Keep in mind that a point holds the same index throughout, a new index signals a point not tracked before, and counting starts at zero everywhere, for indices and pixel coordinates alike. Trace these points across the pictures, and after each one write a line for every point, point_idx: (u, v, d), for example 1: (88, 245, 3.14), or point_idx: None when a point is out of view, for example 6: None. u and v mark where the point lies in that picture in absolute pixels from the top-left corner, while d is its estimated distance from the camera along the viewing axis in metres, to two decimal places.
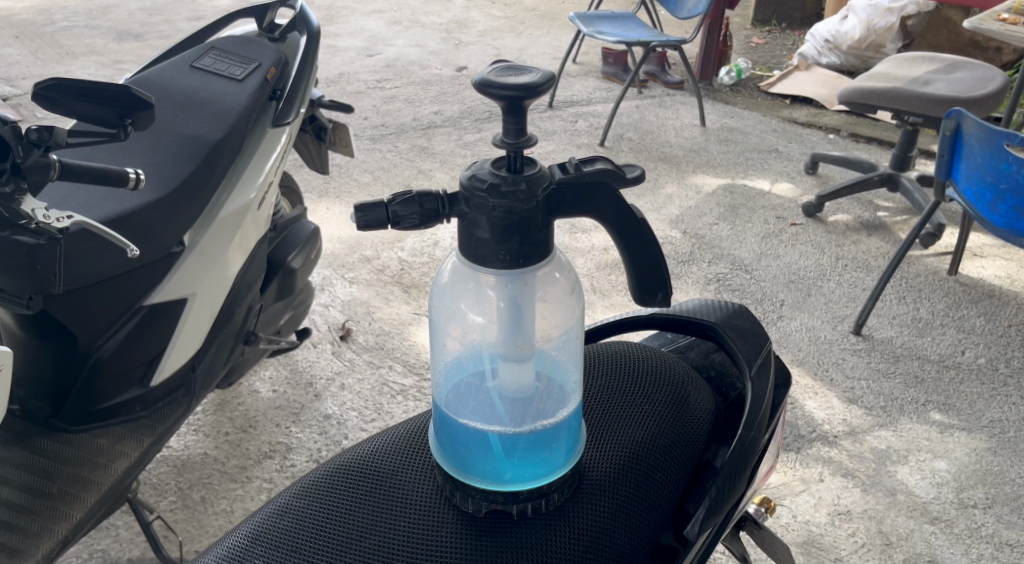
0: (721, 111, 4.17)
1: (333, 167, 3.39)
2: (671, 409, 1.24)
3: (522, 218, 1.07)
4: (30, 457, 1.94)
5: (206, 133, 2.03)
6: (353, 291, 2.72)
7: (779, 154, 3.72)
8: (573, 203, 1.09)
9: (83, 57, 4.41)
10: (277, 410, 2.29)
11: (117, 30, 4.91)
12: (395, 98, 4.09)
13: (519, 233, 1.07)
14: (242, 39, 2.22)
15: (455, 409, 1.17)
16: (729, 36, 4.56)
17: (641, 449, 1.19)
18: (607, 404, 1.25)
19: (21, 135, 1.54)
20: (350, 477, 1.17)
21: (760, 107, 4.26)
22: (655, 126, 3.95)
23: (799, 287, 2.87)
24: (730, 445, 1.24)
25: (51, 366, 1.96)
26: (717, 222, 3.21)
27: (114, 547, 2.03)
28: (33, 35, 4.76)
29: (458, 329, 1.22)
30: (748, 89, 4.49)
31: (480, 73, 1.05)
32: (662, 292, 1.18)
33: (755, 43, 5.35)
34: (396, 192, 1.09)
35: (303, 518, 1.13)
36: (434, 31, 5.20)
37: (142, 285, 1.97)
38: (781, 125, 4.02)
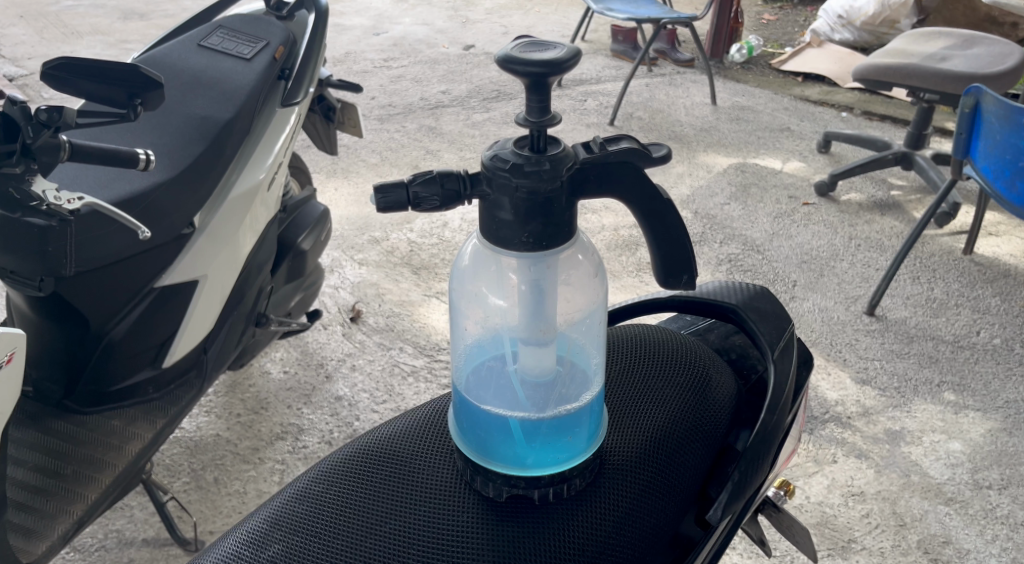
0: (731, 89, 4.14)
1: (341, 147, 3.36)
2: (693, 393, 1.22)
3: (546, 198, 1.06)
4: (44, 437, 1.94)
5: (216, 114, 2.01)
6: (363, 273, 2.71)
7: (790, 133, 3.70)
8: (597, 182, 1.08)
9: (89, 37, 4.37)
10: (289, 391, 2.27)
11: (122, 9, 4.87)
12: (402, 77, 4.06)
13: (543, 214, 1.07)
14: (249, 17, 2.19)
15: (476, 393, 1.17)
16: (740, 13, 4.51)
17: (664, 433, 1.18)
18: (628, 389, 1.24)
19: (30, 116, 1.54)
20: (369, 460, 1.16)
21: (772, 85, 4.22)
22: (664, 105, 3.92)
23: (812, 267, 2.85)
24: (752, 430, 1.23)
25: (63, 349, 1.95)
26: (728, 202, 3.18)
27: (128, 528, 2.03)
28: (38, 15, 4.72)
29: (479, 311, 1.22)
30: (759, 67, 4.46)
31: (503, 49, 1.04)
32: (687, 275, 1.17)
33: (767, 20, 5.30)
34: (416, 172, 1.07)
35: (322, 500, 1.13)
36: (441, 9, 5.15)
37: (152, 267, 1.96)
38: (792, 104, 3.99)
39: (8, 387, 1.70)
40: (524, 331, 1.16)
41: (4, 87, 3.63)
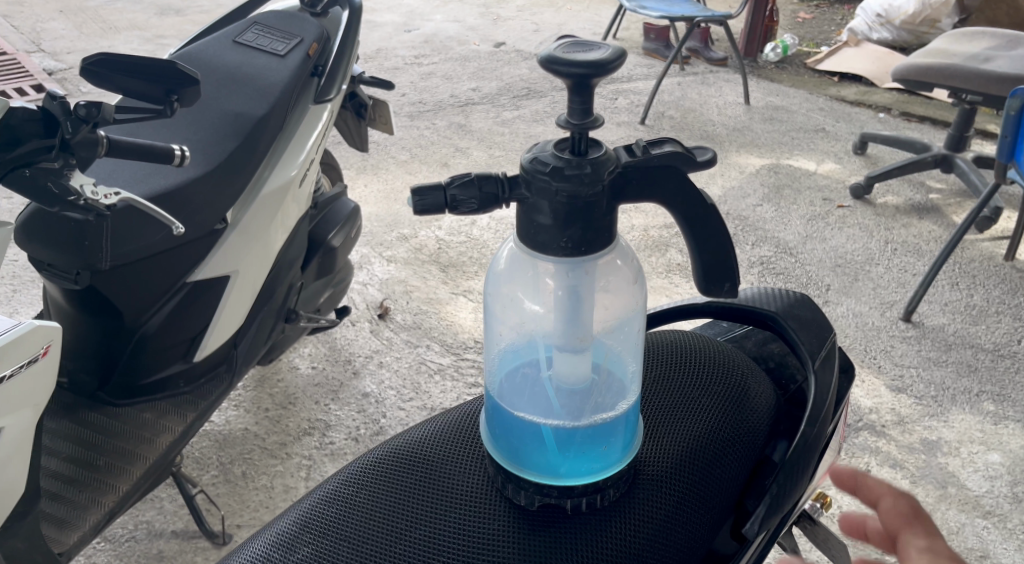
0: (765, 89, 4.11)
1: (371, 144, 3.37)
2: (730, 402, 1.22)
3: (586, 202, 1.07)
4: (78, 429, 1.96)
5: (250, 110, 2.02)
6: (391, 270, 2.71)
7: (825, 134, 3.66)
8: (638, 187, 1.10)
9: (126, 32, 4.40)
10: (316, 387, 2.28)
11: (158, 4, 4.90)
12: (432, 74, 4.06)
13: (583, 219, 1.08)
14: (284, 13, 2.20)
15: (510, 399, 1.17)
16: (776, 11, 4.47)
17: (700, 443, 1.17)
18: (662, 397, 1.24)
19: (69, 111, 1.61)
20: (399, 464, 1.17)
21: (807, 84, 4.18)
22: (697, 104, 3.89)
23: (846, 271, 2.82)
24: (790, 441, 1.22)
25: (98, 343, 1.97)
26: (761, 204, 3.15)
27: (158, 519, 2.05)
28: (75, 9, 4.76)
29: (515, 316, 1.23)
30: (794, 66, 4.42)
31: (546, 51, 1.06)
32: (729, 283, 1.19)
33: (802, 19, 5.24)
34: (455, 175, 1.09)
35: (350, 503, 1.13)
36: (472, 7, 5.14)
37: (184, 262, 1.97)
38: (828, 104, 3.95)
39: (45, 380, 1.72)
40: (561, 338, 1.16)
41: (43, 82, 3.66)
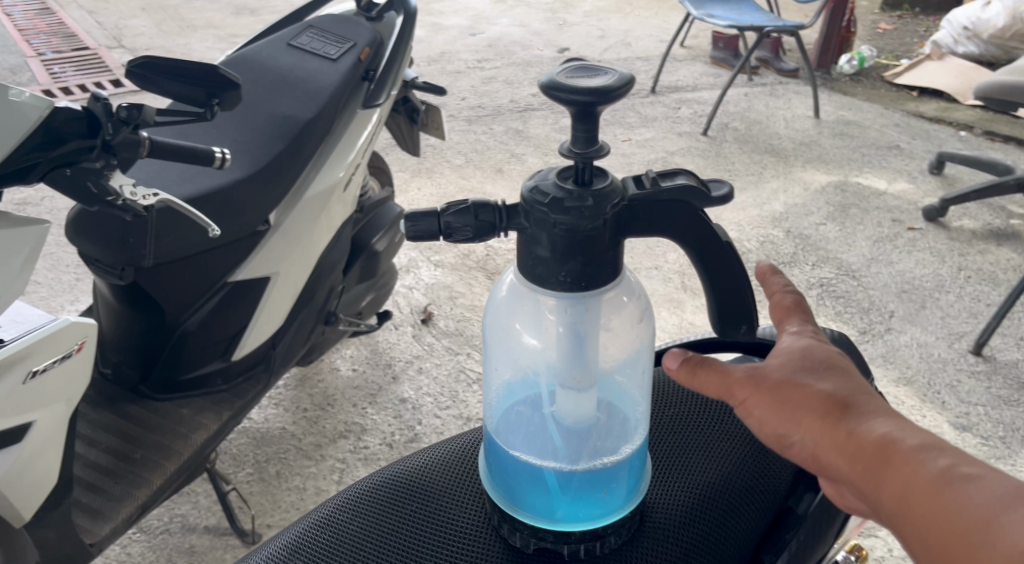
0: (838, 102, 3.98)
1: (427, 147, 3.37)
2: (752, 450, 1.22)
3: (586, 236, 1.02)
4: (118, 421, 2.02)
5: (298, 114, 2.03)
6: (438, 274, 2.71)
7: (899, 151, 3.51)
8: (645, 222, 1.04)
9: (202, 30, 4.50)
10: (355, 390, 2.30)
11: (235, 4, 5.00)
12: (494, 79, 4.05)
13: (582, 254, 1.03)
14: (339, 17, 2.20)
15: (507, 437, 1.14)
16: (852, 23, 4.31)
17: (713, 491, 1.16)
18: (675, 442, 1.23)
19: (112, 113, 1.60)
20: (397, 494, 1.17)
21: (883, 99, 4.03)
22: (764, 116, 3.80)
23: (912, 298, 2.69)
24: (816, 492, 1.18)
25: (140, 337, 2.01)
26: (825, 222, 3.04)
27: (192, 513, 2.10)
28: (156, 6, 4.87)
29: (514, 351, 1.19)
30: (870, 79, 4.28)
31: (549, 75, 1.01)
32: (745, 325, 1.14)
33: (883, 29, 5.09)
34: (451, 201, 1.05)
35: (343, 531, 1.14)
36: (541, 10, 5.12)
37: (226, 263, 2.00)
38: (903, 122, 3.78)
39: (79, 374, 1.78)
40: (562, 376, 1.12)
41: (118, 77, 3.77)
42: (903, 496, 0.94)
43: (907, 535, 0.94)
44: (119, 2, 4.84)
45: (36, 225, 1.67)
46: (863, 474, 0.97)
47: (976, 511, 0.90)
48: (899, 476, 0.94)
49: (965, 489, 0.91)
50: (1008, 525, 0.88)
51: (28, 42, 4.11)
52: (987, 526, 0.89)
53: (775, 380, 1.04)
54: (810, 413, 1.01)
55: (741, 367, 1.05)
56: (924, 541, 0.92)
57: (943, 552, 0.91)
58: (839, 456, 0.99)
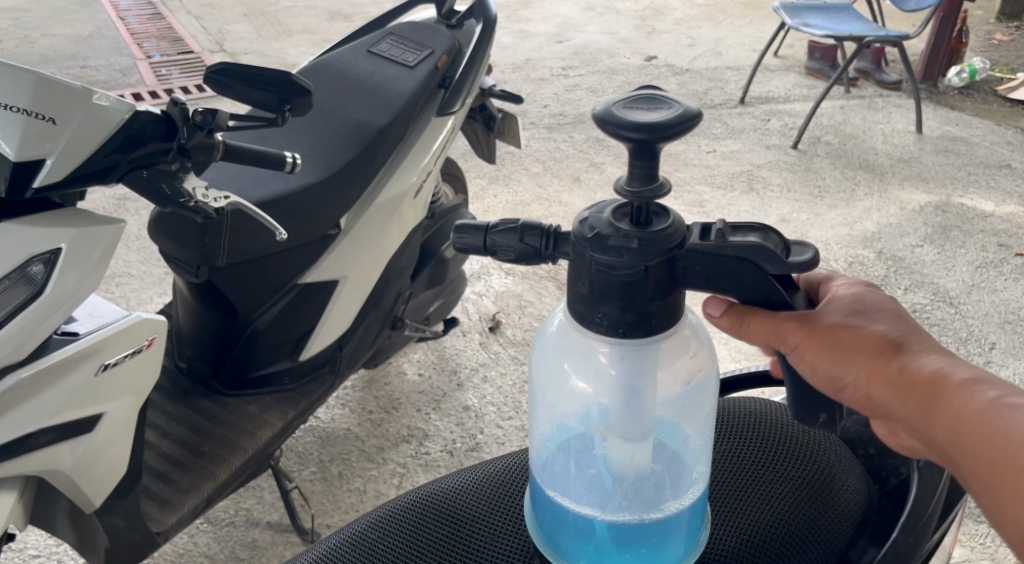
0: (944, 117, 3.85)
1: (506, 155, 3.37)
2: (811, 490, 1.12)
3: (627, 281, 0.92)
4: (191, 415, 2.07)
5: (372, 120, 2.05)
6: (508, 283, 2.72)
7: (1010, 170, 3.36)
8: (703, 276, 0.93)
9: (298, 35, 4.62)
10: (420, 395, 2.33)
11: (332, 10, 5.13)
12: (578, 86, 4.02)
13: (622, 299, 0.93)
14: (420, 25, 2.22)
15: (556, 481, 1.10)
16: (964, 32, 4.25)
17: (768, 536, 1.07)
18: (726, 479, 1.15)
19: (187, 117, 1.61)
20: (427, 516, 1.13)
21: (993, 114, 3.91)
22: (860, 130, 3.68)
23: (1017, 330, 2.52)
24: (882, 545, 1.10)
25: (213, 333, 2.07)
26: (921, 244, 2.89)
27: (257, 508, 2.15)
28: (258, 12, 5.00)
29: (563, 390, 1.14)
30: (981, 92, 4.17)
31: (611, 100, 0.90)
32: (824, 414, 1.04)
33: (998, 40, 5.02)
34: (500, 219, 0.96)
35: (371, 551, 1.10)
36: (631, 18, 5.08)
37: (297, 265, 2.03)
38: (1018, 138, 3.67)
39: (149, 368, 1.83)
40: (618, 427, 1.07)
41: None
42: (960, 421, 0.91)
43: (972, 467, 0.90)
44: (225, 8, 5.02)
45: (112, 225, 1.67)
46: (926, 409, 0.93)
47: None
48: (948, 407, 0.92)
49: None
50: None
51: (135, 45, 4.30)
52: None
53: (829, 324, 0.99)
54: (865, 353, 0.97)
55: (790, 310, 0.98)
56: (991, 471, 0.89)
57: (1007, 479, 0.87)
58: (898, 394, 0.95)
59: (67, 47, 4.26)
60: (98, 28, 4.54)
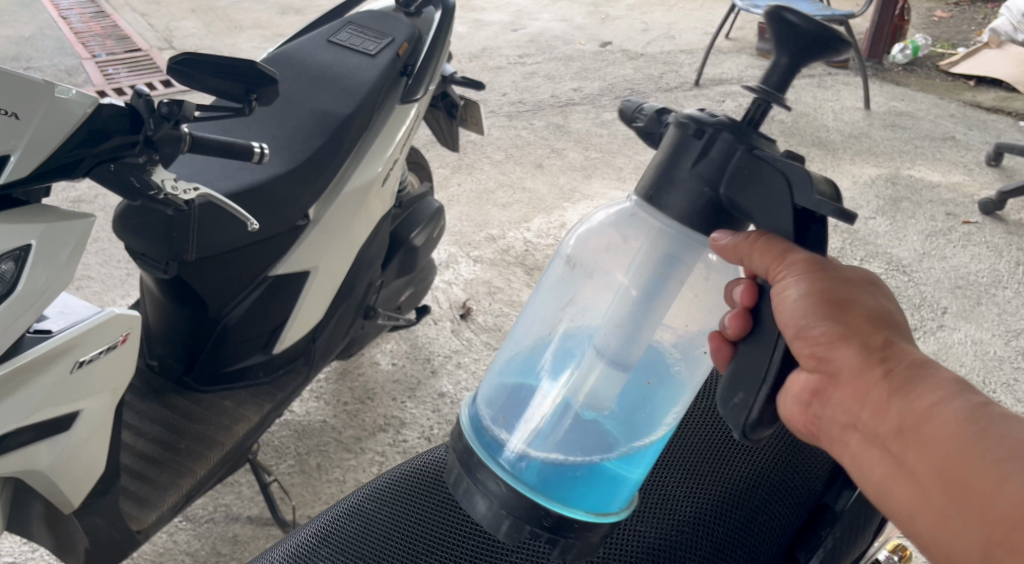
0: (890, 93, 4.09)
1: (468, 143, 3.42)
2: (783, 452, 1.41)
3: (685, 153, 1.13)
4: (165, 413, 2.06)
5: (336, 109, 2.06)
6: (477, 270, 2.76)
7: (955, 143, 3.59)
8: (740, 178, 1.11)
9: (249, 31, 4.61)
10: (395, 384, 2.36)
11: (280, 5, 5.12)
12: (535, 74, 4.08)
13: (673, 166, 1.14)
14: (378, 13, 2.23)
15: (525, 404, 1.24)
16: (906, 10, 4.46)
17: (750, 487, 1.34)
18: (705, 441, 1.40)
19: (154, 109, 1.59)
20: (416, 480, 1.33)
21: (937, 89, 4.19)
22: (811, 108, 3.82)
23: (966, 294, 2.69)
24: (852, 489, 1.39)
25: (185, 329, 2.06)
26: (874, 217, 3.03)
27: (236, 504, 2.15)
28: (205, 8, 4.95)
29: (566, 315, 1.29)
30: (924, 69, 4.45)
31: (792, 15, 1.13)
32: (740, 396, 1.18)
33: (938, 17, 5.24)
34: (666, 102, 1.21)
35: (369, 521, 1.29)
36: (582, 5, 5.16)
37: (267, 257, 2.03)
38: (960, 111, 3.94)
39: (124, 365, 1.82)
40: (614, 353, 1.23)
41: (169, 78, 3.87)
42: (913, 419, 1.07)
43: (924, 450, 1.05)
44: (170, 4, 4.96)
45: (81, 220, 1.66)
46: (895, 386, 1.09)
47: (1006, 444, 1.00)
48: (909, 402, 1.07)
49: (1000, 423, 1.02)
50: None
51: (82, 44, 4.23)
52: (1016, 468, 0.99)
53: (831, 278, 1.13)
54: (857, 320, 1.13)
55: (803, 250, 1.14)
56: (944, 458, 1.03)
57: (947, 471, 1.03)
58: (866, 364, 1.10)
59: (9, 48, 4.16)
60: (40, 27, 4.44)
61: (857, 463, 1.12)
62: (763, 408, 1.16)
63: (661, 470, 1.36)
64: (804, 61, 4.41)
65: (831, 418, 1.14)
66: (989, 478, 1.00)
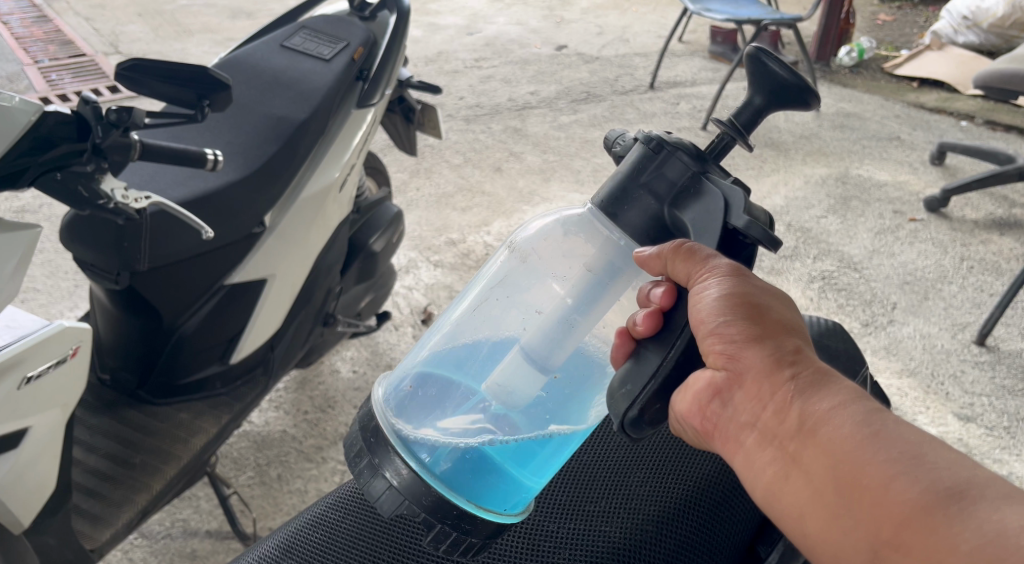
0: (838, 94, 4.18)
1: (426, 148, 3.42)
2: None
3: (643, 167, 1.19)
4: (117, 427, 2.00)
5: (292, 114, 2.03)
6: (438, 275, 2.76)
7: (900, 142, 3.67)
8: (690, 196, 1.17)
9: (199, 35, 4.53)
10: (356, 392, 2.36)
11: (231, 9, 5.04)
12: (491, 78, 4.08)
13: (628, 176, 1.19)
14: (333, 17, 2.21)
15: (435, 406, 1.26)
16: (851, 13, 4.56)
17: (712, 482, 1.34)
18: (669, 440, 1.41)
19: (101, 115, 1.52)
20: None
21: (882, 90, 4.29)
22: None
23: (915, 289, 2.75)
24: None
25: (137, 341, 2.00)
26: (826, 215, 3.10)
27: (194, 518, 2.09)
28: (153, 12, 4.84)
29: (494, 299, 1.30)
30: (869, 70, 4.56)
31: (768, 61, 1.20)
32: (627, 387, 1.18)
33: (882, 21, 5.36)
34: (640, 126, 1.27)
35: (333, 529, 1.29)
36: (536, 9, 5.17)
37: (222, 266, 1.99)
38: (904, 112, 4.03)
39: (75, 379, 1.76)
40: (535, 351, 1.24)
41: (115, 84, 3.78)
42: (812, 418, 1.10)
43: (827, 451, 1.08)
44: (116, 8, 4.84)
45: (27, 230, 1.59)
46: (802, 387, 1.12)
47: (900, 444, 1.06)
48: (809, 403, 1.11)
49: (893, 422, 1.08)
50: (926, 463, 1.04)
51: (24, 50, 4.11)
52: (905, 469, 1.04)
53: (748, 285, 1.17)
54: (769, 324, 1.16)
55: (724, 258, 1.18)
56: (846, 461, 1.07)
57: (839, 469, 1.07)
58: (776, 366, 1.13)
59: None
60: None
61: (752, 464, 1.14)
62: (644, 404, 1.17)
63: (625, 471, 1.36)
64: None
65: (732, 418, 1.16)
66: (883, 474, 1.05)
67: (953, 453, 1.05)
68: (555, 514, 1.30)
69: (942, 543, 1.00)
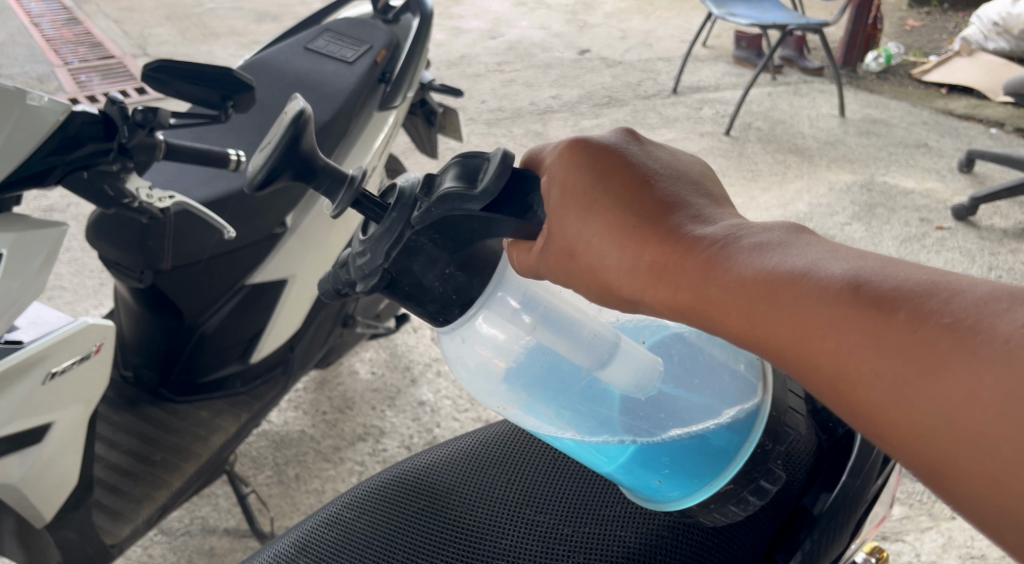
0: (863, 101, 4.15)
1: (448, 151, 3.44)
2: None
3: (407, 280, 0.99)
4: (139, 423, 2.01)
5: (314, 115, 2.03)
6: None
7: (928, 149, 3.63)
8: (451, 240, 0.98)
9: (225, 38, 4.58)
10: (374, 393, 2.37)
11: (257, 12, 5.09)
12: (514, 81, 4.09)
13: (413, 299, 1.00)
14: (356, 21, 2.24)
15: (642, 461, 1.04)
16: (878, 19, 4.54)
17: None
18: None
19: (128, 116, 1.54)
20: (407, 490, 1.21)
21: (910, 96, 4.25)
22: (787, 116, 3.88)
23: None
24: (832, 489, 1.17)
25: (159, 338, 2.02)
26: (850, 222, 3.09)
27: (213, 515, 2.12)
28: (182, 16, 4.89)
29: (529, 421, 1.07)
30: (896, 76, 4.51)
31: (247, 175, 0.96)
32: None
33: (910, 26, 5.30)
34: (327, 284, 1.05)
35: (348, 529, 1.18)
36: (560, 13, 5.18)
37: (242, 266, 2.02)
38: (932, 118, 3.98)
39: (98, 375, 1.78)
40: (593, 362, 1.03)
41: (143, 85, 3.82)
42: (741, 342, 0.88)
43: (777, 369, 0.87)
44: (145, 11, 4.90)
45: (52, 228, 1.62)
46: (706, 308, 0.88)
47: (828, 323, 0.82)
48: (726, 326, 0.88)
49: (810, 293, 0.83)
50: (863, 327, 0.80)
51: (54, 51, 4.17)
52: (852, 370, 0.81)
53: (564, 225, 0.95)
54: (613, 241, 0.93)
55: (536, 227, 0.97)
56: (802, 377, 0.84)
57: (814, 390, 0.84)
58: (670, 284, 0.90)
59: None
60: (11, 35, 4.36)
61: None
62: None
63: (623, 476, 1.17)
64: (779, 69, 4.46)
65: None
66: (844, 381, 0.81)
67: (867, 323, 0.80)
68: (568, 514, 1.14)
69: (932, 426, 0.78)
